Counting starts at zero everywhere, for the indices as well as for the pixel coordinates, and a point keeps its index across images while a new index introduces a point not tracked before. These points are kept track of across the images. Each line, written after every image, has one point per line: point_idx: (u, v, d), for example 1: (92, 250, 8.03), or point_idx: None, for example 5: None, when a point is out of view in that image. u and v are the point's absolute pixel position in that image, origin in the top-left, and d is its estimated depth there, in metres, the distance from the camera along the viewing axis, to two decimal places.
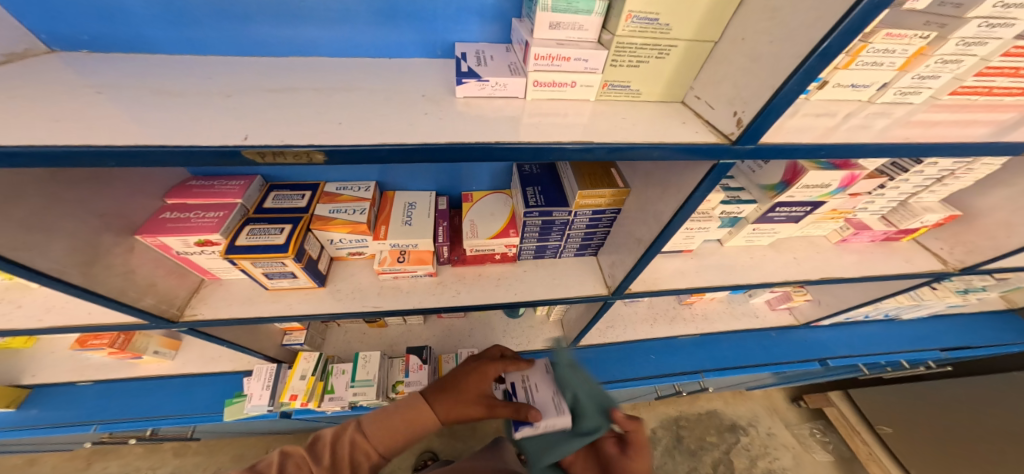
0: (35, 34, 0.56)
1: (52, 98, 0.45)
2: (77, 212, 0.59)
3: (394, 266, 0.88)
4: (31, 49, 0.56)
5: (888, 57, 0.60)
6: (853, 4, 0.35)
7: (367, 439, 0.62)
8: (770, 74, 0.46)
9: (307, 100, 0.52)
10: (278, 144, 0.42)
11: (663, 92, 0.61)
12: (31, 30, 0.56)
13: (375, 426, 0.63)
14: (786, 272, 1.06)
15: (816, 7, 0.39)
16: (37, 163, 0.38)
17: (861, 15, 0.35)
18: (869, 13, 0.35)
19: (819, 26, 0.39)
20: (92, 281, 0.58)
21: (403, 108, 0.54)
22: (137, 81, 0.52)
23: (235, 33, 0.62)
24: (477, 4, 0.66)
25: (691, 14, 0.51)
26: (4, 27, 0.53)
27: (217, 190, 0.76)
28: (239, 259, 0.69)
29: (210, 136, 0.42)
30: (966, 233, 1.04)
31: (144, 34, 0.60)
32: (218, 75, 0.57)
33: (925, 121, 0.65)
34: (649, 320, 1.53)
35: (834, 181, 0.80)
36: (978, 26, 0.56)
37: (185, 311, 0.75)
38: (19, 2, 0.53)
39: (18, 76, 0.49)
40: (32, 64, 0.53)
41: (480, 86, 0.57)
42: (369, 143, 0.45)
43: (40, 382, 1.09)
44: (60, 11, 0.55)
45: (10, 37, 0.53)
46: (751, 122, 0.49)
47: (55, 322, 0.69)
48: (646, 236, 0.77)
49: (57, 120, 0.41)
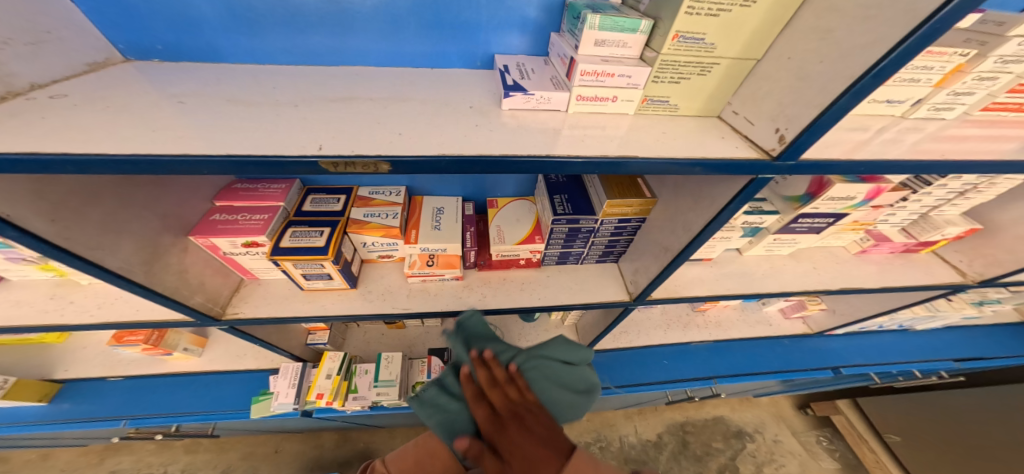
0: (114, 44, 0.60)
1: (141, 107, 0.48)
2: (141, 213, 0.62)
3: (424, 270, 0.90)
4: (111, 58, 0.60)
5: (925, 75, 0.62)
6: (913, 29, 0.37)
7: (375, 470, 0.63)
8: (818, 93, 0.48)
9: (368, 110, 0.55)
10: (350, 155, 0.45)
11: (700, 107, 0.63)
12: (111, 40, 0.60)
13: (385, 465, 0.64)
14: (804, 281, 1.08)
15: (871, 31, 0.42)
16: (139, 171, 0.41)
17: (919, 40, 0.37)
18: (925, 40, 0.37)
19: (875, 49, 0.41)
20: (152, 279, 0.61)
21: (452, 119, 0.57)
22: (210, 89, 0.56)
23: (294, 42, 0.65)
24: (519, 16, 0.69)
25: (737, 35, 0.53)
26: (89, 38, 0.56)
27: (260, 193, 0.79)
28: (283, 261, 0.72)
29: (291, 146, 0.45)
30: (986, 246, 1.06)
31: (211, 43, 0.63)
32: (281, 84, 0.60)
33: (955, 137, 0.67)
34: (663, 327, 1.55)
35: (859, 194, 0.82)
36: (1018, 44, 0.59)
37: (228, 309, 0.78)
38: (105, 14, 0.57)
39: (101, 86, 0.52)
40: (112, 73, 0.57)
41: (526, 99, 0.60)
42: (429, 154, 0.48)
43: (72, 377, 1.12)
44: (140, 23, 0.59)
45: (93, 45, 0.57)
46: (794, 138, 0.51)
47: (109, 318, 0.71)
48: (673, 245, 0.79)
49: (154, 131, 0.44)
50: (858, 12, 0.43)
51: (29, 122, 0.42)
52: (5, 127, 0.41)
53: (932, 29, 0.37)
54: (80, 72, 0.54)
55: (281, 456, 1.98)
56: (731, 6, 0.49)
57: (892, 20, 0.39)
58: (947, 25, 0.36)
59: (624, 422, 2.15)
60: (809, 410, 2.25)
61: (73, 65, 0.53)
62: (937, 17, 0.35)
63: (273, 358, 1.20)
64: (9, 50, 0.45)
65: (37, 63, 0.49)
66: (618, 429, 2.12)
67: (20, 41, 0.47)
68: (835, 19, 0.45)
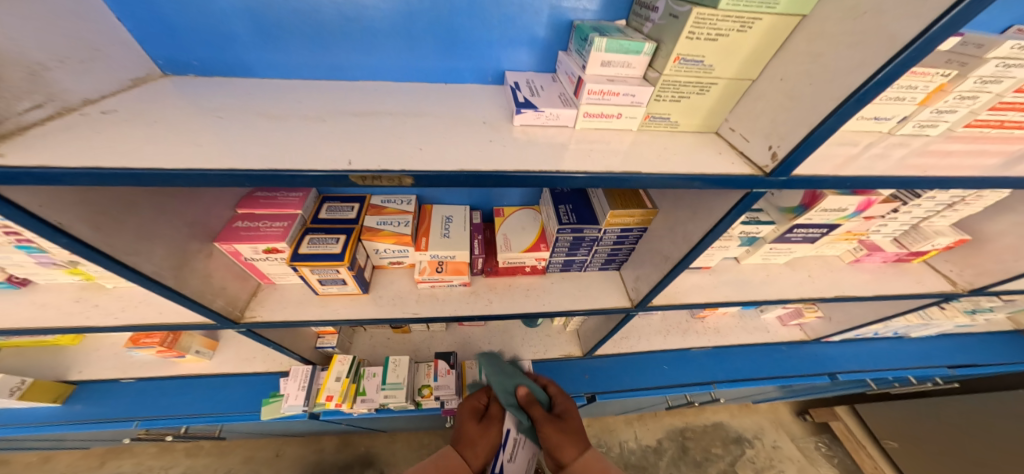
0: (154, 60, 0.65)
1: (183, 122, 0.52)
2: (173, 219, 0.65)
3: (433, 276, 0.93)
4: (151, 73, 0.64)
5: (911, 93, 0.66)
6: (895, 54, 0.41)
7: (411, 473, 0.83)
8: (808, 114, 0.51)
9: (389, 126, 0.59)
10: (376, 169, 0.49)
11: (699, 123, 0.67)
12: (152, 56, 0.64)
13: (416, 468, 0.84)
14: (800, 289, 1.11)
15: (855, 58, 0.46)
16: (189, 183, 0.45)
17: (899, 66, 0.41)
18: (905, 64, 0.41)
19: (859, 74, 0.45)
20: (181, 282, 0.64)
21: (468, 135, 0.60)
22: (242, 104, 0.60)
23: (319, 59, 0.70)
24: (529, 35, 0.73)
25: (734, 57, 0.57)
26: (134, 55, 0.61)
27: (280, 201, 0.82)
28: (301, 266, 0.75)
29: (323, 161, 0.49)
30: (976, 256, 1.09)
31: (242, 59, 0.67)
32: (306, 99, 0.64)
33: (940, 152, 0.71)
34: (663, 332, 1.58)
35: (851, 206, 0.86)
36: (995, 66, 0.63)
37: (246, 313, 0.81)
38: (149, 34, 0.62)
39: (146, 101, 0.56)
40: (153, 88, 0.61)
41: (536, 115, 0.64)
42: (449, 170, 0.51)
43: (86, 379, 1.15)
44: (178, 41, 0.63)
45: (136, 61, 0.61)
46: (787, 155, 0.55)
47: (133, 321, 0.74)
48: (674, 254, 0.82)
49: (200, 145, 0.48)
50: (844, 40, 0.47)
51: (85, 137, 0.45)
52: (63, 142, 0.44)
53: (912, 54, 0.40)
54: (124, 87, 0.58)
55: (282, 460, 1.99)
56: (728, 32, 0.53)
57: (874, 47, 0.44)
58: (925, 52, 0.40)
59: (624, 428, 2.17)
60: (808, 416, 2.28)
61: (118, 81, 0.57)
62: (917, 43, 0.39)
63: (282, 361, 1.22)
64: (65, 68, 0.49)
65: (88, 80, 0.53)
66: (618, 435, 2.14)
67: (75, 58, 0.51)
68: (824, 45, 0.50)
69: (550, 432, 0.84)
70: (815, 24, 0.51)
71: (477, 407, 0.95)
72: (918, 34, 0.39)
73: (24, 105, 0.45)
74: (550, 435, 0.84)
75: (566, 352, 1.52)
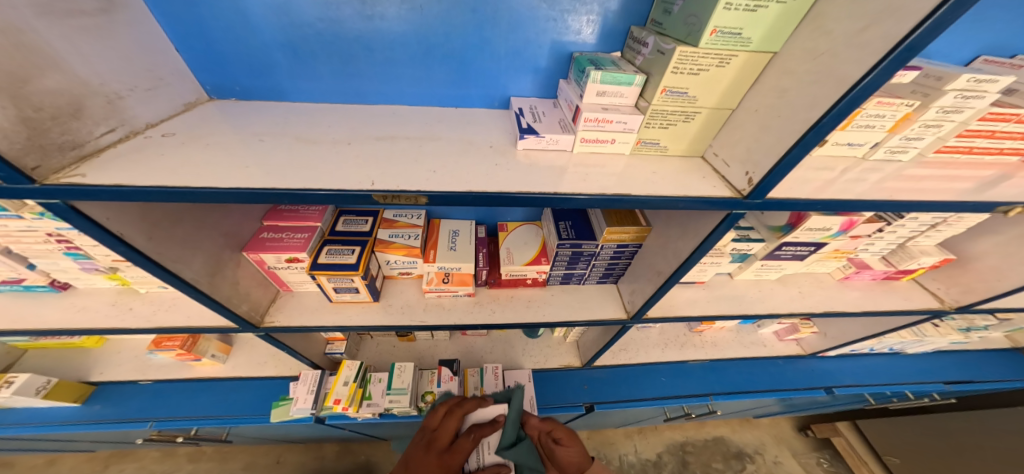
0: (203, 85, 0.73)
1: (229, 144, 0.60)
2: (211, 231, 0.73)
3: (440, 287, 0.99)
4: (199, 98, 0.72)
5: (879, 121, 0.72)
6: (844, 93, 0.47)
7: None
8: (777, 144, 0.57)
9: (407, 149, 0.66)
10: (396, 189, 0.55)
11: (685, 148, 0.74)
12: (201, 82, 0.72)
13: None
14: (791, 305, 1.16)
15: (812, 95, 0.52)
16: (234, 201, 0.51)
17: (848, 102, 0.47)
18: (855, 101, 0.47)
19: (814, 110, 0.51)
20: (213, 288, 0.71)
21: (477, 158, 0.67)
22: (279, 128, 0.67)
23: (344, 86, 0.77)
24: (532, 64, 0.80)
25: (714, 90, 0.63)
26: (187, 81, 0.69)
27: (302, 214, 0.89)
28: (319, 275, 0.82)
29: (348, 182, 0.55)
30: (962, 275, 1.13)
31: (279, 85, 0.75)
32: (335, 123, 0.71)
33: (913, 177, 0.77)
34: (661, 345, 1.62)
35: (834, 226, 0.91)
36: (955, 96, 0.69)
37: (266, 318, 0.87)
38: (202, 64, 0.70)
39: (196, 125, 0.64)
40: (202, 112, 0.69)
41: (538, 140, 0.70)
42: (460, 191, 0.58)
43: (106, 380, 1.21)
44: (226, 71, 0.72)
45: (188, 88, 0.69)
46: (760, 181, 0.61)
47: (162, 324, 0.80)
48: (666, 268, 0.87)
49: (246, 167, 0.55)
50: (806, 78, 0.53)
51: (150, 159, 0.53)
52: (132, 163, 0.51)
53: (859, 94, 0.46)
54: (179, 111, 0.66)
55: (283, 466, 2.00)
56: (708, 67, 0.60)
57: (828, 87, 0.50)
58: (867, 92, 0.46)
59: (624, 441, 2.17)
60: (809, 432, 2.28)
61: (174, 106, 0.65)
62: (861, 84, 0.45)
63: (293, 366, 1.28)
64: (134, 96, 0.58)
65: (151, 105, 0.61)
66: (618, 448, 2.14)
67: (142, 87, 0.59)
68: (789, 81, 0.56)
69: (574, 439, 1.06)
70: (783, 62, 0.58)
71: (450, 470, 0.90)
72: (862, 75, 0.45)
73: (102, 130, 0.53)
74: (571, 444, 1.05)
75: (566, 362, 1.56)
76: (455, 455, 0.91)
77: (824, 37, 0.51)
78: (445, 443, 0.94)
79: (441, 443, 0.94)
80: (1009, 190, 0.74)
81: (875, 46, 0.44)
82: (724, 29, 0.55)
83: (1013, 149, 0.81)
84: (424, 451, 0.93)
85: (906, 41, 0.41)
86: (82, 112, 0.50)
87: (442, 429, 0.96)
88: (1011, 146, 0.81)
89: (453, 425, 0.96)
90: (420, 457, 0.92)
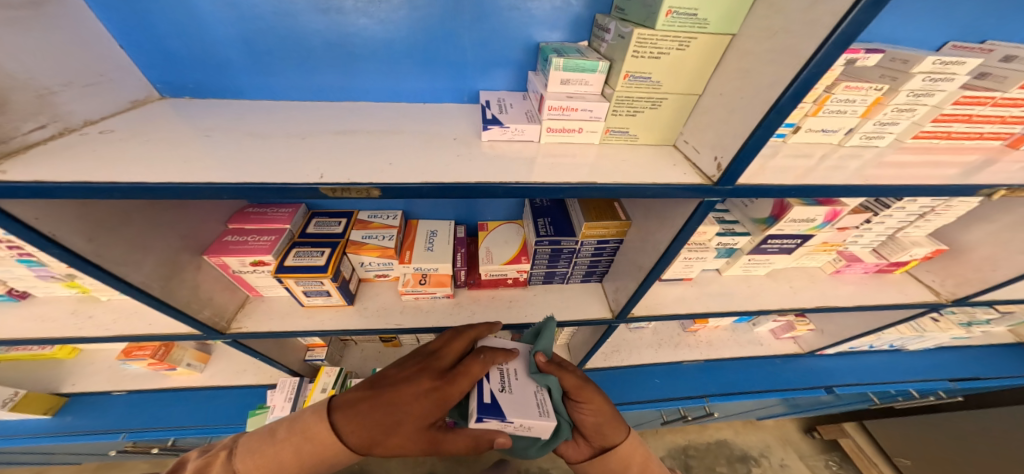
0: (153, 84, 0.71)
1: (174, 140, 0.58)
2: (167, 234, 0.71)
3: (416, 288, 0.96)
4: (149, 96, 0.71)
5: (850, 106, 0.71)
6: (798, 71, 0.45)
7: (339, 426, 0.60)
8: (741, 126, 0.55)
9: (365, 142, 0.64)
10: (346, 182, 0.53)
11: (656, 137, 0.72)
12: (151, 81, 0.71)
13: (346, 416, 0.60)
14: (782, 301, 1.12)
15: (772, 75, 0.49)
16: (169, 196, 0.49)
17: (802, 82, 0.45)
18: (809, 81, 0.45)
19: (773, 91, 0.49)
20: (167, 293, 0.69)
21: (439, 151, 0.65)
22: (232, 124, 0.65)
23: (305, 81, 0.75)
24: (499, 57, 0.78)
25: (678, 74, 0.61)
26: (134, 79, 0.68)
27: (269, 217, 0.87)
28: (285, 278, 0.79)
29: (295, 176, 0.53)
30: (955, 266, 1.10)
31: (234, 82, 0.73)
32: (293, 120, 0.69)
33: (894, 163, 0.74)
34: (655, 345, 1.58)
35: (819, 216, 0.88)
36: (924, 79, 0.68)
37: (232, 324, 0.85)
38: (149, 62, 0.68)
39: (142, 122, 0.62)
40: (148, 110, 0.67)
41: (502, 131, 0.68)
42: (415, 182, 0.55)
43: (79, 392, 1.18)
44: (176, 67, 0.70)
45: (135, 85, 0.68)
46: (728, 166, 0.58)
47: (124, 331, 0.78)
48: (646, 263, 0.85)
49: (186, 162, 0.53)
50: (764, 57, 0.51)
51: (82, 154, 0.51)
52: (63, 158, 0.50)
53: (813, 70, 0.44)
54: (123, 109, 0.65)
55: None
56: (669, 50, 0.58)
57: (784, 66, 0.47)
58: (821, 71, 0.44)
59: None
60: (815, 433, 2.22)
61: (117, 103, 0.64)
62: (814, 61, 0.44)
63: (272, 374, 1.25)
64: (69, 92, 0.56)
65: (91, 101, 0.60)
66: None
67: (81, 83, 0.58)
68: (750, 62, 0.54)
69: (591, 395, 0.76)
70: (742, 43, 0.56)
71: (450, 397, 0.64)
72: (813, 52, 0.43)
73: (30, 126, 0.51)
74: (590, 399, 0.76)
75: None
76: (460, 379, 0.64)
77: (778, 16, 0.49)
78: (444, 365, 0.68)
79: (440, 363, 0.68)
80: (995, 175, 0.72)
81: (823, 22, 0.42)
82: (680, 9, 0.53)
83: (995, 132, 0.79)
84: (411, 372, 0.66)
85: (850, 17, 0.39)
86: (6, 108, 0.48)
87: (443, 350, 0.71)
88: (991, 130, 0.79)
89: (457, 349, 0.71)
90: (406, 377, 0.65)
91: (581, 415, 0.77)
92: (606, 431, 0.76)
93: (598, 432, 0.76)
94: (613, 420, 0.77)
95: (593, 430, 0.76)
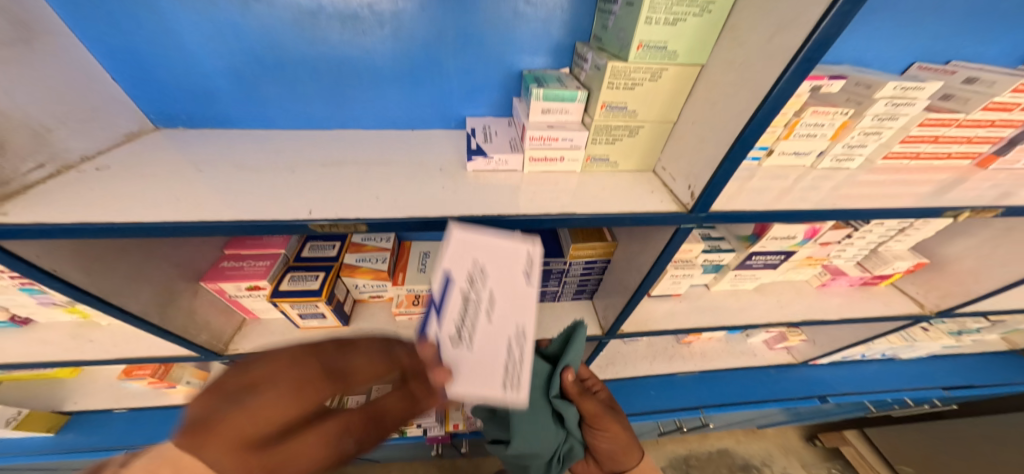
0: (147, 115, 0.76)
1: (169, 177, 0.61)
2: (163, 264, 0.74)
3: (409, 308, 0.99)
4: (143, 127, 0.75)
5: (819, 130, 0.75)
6: (758, 104, 0.48)
7: None
8: (712, 155, 0.58)
9: (358, 173, 0.67)
10: (334, 218, 0.56)
11: (636, 163, 0.75)
12: (145, 112, 0.75)
13: None
14: (770, 315, 1.14)
15: (737, 108, 0.52)
16: (164, 233, 0.52)
17: (763, 113, 0.48)
18: (769, 113, 0.48)
19: (738, 121, 0.52)
20: (165, 319, 0.73)
21: (425, 182, 0.68)
22: (225, 158, 0.68)
23: (299, 109, 0.79)
24: (484, 87, 0.82)
25: (652, 104, 0.65)
26: (128, 111, 0.72)
27: (266, 241, 0.90)
28: (280, 302, 0.83)
29: (283, 213, 0.55)
30: (938, 278, 1.12)
31: (230, 112, 0.78)
32: (285, 151, 0.72)
33: (866, 183, 0.77)
34: (649, 358, 1.60)
35: (798, 234, 0.91)
36: (886, 103, 0.71)
37: (229, 346, 0.89)
38: (143, 94, 0.73)
39: (139, 156, 0.66)
40: (143, 142, 0.72)
41: (487, 161, 0.71)
42: (399, 216, 0.58)
43: (79, 410, 1.20)
44: (170, 98, 0.74)
45: (129, 119, 0.72)
46: (701, 194, 0.61)
47: (124, 354, 0.81)
48: (632, 282, 0.87)
49: (177, 201, 0.55)
50: (729, 88, 0.54)
51: (79, 194, 0.54)
52: (60, 198, 0.53)
53: (772, 105, 0.47)
54: (118, 141, 0.69)
55: None
56: (642, 82, 0.61)
57: (746, 98, 0.50)
58: (780, 102, 0.47)
59: None
60: (818, 441, 2.21)
61: (112, 137, 0.68)
62: (772, 95, 0.46)
63: None
64: (66, 129, 0.60)
65: (87, 137, 0.64)
66: None
67: (77, 121, 0.62)
68: (717, 93, 0.57)
69: (614, 426, 0.75)
70: (710, 75, 0.59)
71: None
72: (771, 86, 0.46)
73: (29, 166, 0.55)
74: (612, 430, 0.75)
75: None
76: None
77: (739, 50, 0.52)
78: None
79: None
80: (965, 194, 0.74)
81: (778, 57, 0.45)
82: (651, 43, 0.57)
83: (964, 152, 0.82)
84: None
85: (802, 53, 0.42)
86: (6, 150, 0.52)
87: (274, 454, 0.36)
88: (960, 150, 0.82)
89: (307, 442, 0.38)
90: None
91: (598, 440, 0.77)
92: (620, 457, 0.78)
93: (612, 457, 0.78)
94: (628, 448, 0.77)
95: (608, 454, 0.78)
